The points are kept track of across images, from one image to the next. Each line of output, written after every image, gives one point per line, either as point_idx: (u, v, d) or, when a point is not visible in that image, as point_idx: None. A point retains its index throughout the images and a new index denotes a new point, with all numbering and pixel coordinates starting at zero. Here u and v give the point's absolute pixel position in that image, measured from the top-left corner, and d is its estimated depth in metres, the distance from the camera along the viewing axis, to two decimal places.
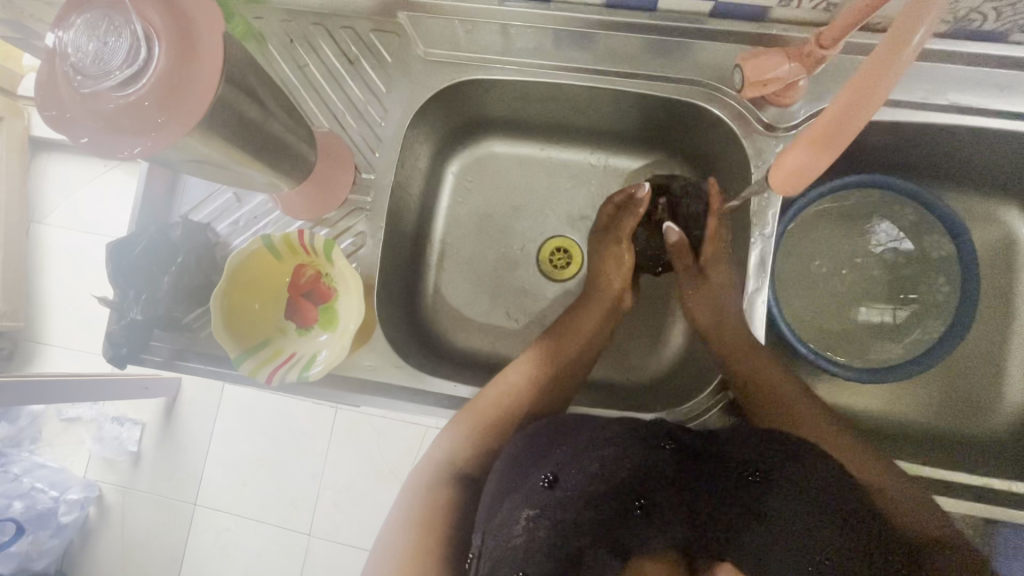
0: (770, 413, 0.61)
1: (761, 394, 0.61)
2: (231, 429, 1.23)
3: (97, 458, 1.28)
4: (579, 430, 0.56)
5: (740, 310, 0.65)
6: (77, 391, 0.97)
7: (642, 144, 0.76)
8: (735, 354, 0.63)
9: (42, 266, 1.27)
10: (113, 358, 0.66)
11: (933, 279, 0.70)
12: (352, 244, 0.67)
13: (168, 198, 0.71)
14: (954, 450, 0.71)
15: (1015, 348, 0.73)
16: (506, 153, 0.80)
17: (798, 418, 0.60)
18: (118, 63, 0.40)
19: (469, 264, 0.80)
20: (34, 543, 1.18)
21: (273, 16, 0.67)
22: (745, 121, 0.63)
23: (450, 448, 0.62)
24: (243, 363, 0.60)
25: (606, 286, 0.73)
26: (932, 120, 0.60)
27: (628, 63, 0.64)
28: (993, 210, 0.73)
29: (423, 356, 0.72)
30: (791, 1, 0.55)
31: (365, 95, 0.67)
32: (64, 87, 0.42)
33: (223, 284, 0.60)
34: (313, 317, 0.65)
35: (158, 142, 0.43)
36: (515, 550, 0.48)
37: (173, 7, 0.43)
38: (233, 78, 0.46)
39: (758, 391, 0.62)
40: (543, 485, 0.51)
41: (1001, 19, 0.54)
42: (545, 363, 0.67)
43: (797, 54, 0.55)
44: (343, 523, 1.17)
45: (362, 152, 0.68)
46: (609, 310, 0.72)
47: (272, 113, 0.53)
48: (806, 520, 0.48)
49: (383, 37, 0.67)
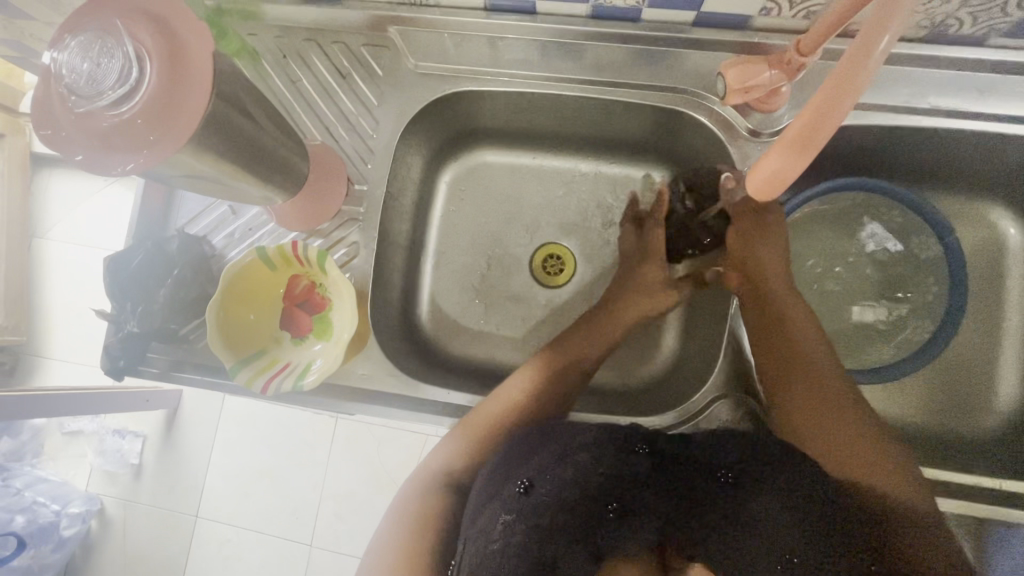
0: (797, 379, 0.59)
1: (791, 371, 0.60)
2: (230, 440, 1.23)
3: (99, 472, 1.28)
4: (558, 435, 0.56)
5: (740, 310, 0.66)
6: (77, 404, 0.98)
7: (632, 151, 0.77)
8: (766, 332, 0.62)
9: (44, 281, 1.28)
10: (110, 370, 0.67)
11: (923, 279, 0.71)
12: (345, 254, 0.68)
13: (164, 212, 0.72)
14: (948, 450, 0.71)
15: (1006, 348, 0.73)
16: (497, 161, 0.81)
17: (823, 396, 0.59)
18: (111, 84, 0.42)
19: (463, 272, 0.81)
20: (36, 557, 1.19)
21: (267, 33, 0.68)
22: (731, 128, 0.64)
23: (446, 454, 0.63)
24: (239, 374, 0.61)
25: (617, 312, 0.71)
26: (915, 123, 0.61)
27: (615, 72, 0.65)
28: (981, 210, 0.74)
29: (418, 364, 0.73)
30: (772, 10, 0.57)
31: (357, 109, 0.69)
32: (59, 107, 0.43)
33: (217, 297, 0.61)
34: (308, 326, 0.66)
35: (150, 160, 0.44)
36: (492, 555, 0.49)
37: (164, 27, 0.44)
38: (223, 94, 0.47)
39: (775, 366, 0.60)
40: (518, 491, 0.52)
41: (977, 24, 0.55)
42: (548, 379, 0.66)
43: (779, 62, 0.55)
44: (345, 532, 1.18)
45: (356, 164, 0.69)
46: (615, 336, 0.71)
47: (263, 127, 0.54)
48: (779, 519, 0.49)
49: (374, 51, 0.68)
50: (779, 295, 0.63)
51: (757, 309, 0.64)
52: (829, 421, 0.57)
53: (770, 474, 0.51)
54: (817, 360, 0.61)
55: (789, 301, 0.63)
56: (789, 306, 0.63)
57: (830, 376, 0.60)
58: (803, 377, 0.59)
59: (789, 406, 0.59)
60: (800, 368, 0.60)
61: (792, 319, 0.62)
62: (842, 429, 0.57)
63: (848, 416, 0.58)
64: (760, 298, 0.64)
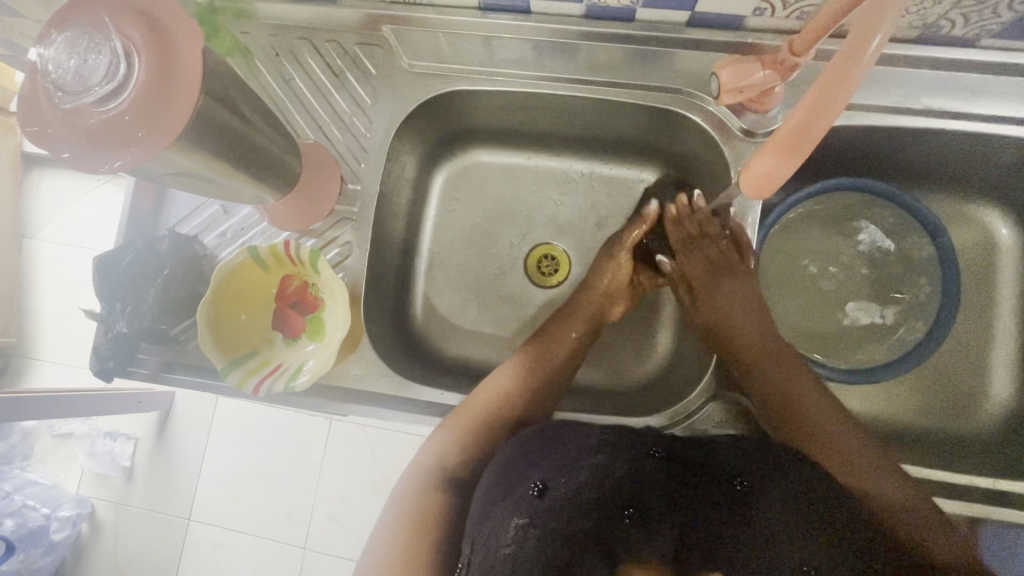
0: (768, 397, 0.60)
1: (765, 382, 0.61)
2: (225, 442, 1.22)
3: (90, 474, 1.27)
4: (568, 441, 0.55)
5: (754, 321, 0.65)
6: (69, 407, 0.97)
7: (626, 152, 0.77)
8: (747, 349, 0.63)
9: (35, 281, 1.27)
10: (100, 371, 0.66)
11: (916, 279, 0.71)
12: (338, 254, 0.68)
13: (156, 211, 0.72)
14: (942, 450, 0.71)
15: (999, 347, 0.74)
16: (491, 161, 0.81)
17: (799, 405, 0.59)
18: (98, 79, 0.41)
19: (458, 272, 0.81)
20: (25, 561, 1.19)
21: (260, 31, 0.68)
22: (724, 128, 0.64)
23: (439, 454, 0.61)
24: (231, 375, 0.61)
25: (591, 300, 0.71)
26: (908, 123, 0.61)
27: (609, 71, 0.65)
28: (973, 212, 0.74)
29: (412, 365, 0.72)
30: (765, 10, 0.56)
31: (350, 108, 0.68)
32: (46, 103, 0.43)
33: (209, 296, 0.61)
34: (300, 326, 0.66)
35: (137, 157, 0.43)
36: (504, 559, 0.48)
37: (153, 22, 0.44)
38: (213, 91, 0.47)
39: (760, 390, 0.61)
40: (532, 494, 0.51)
41: (969, 25, 0.55)
42: (536, 365, 0.66)
43: (773, 62, 0.55)
44: (338, 535, 1.17)
45: (349, 164, 0.68)
46: (593, 320, 0.71)
47: (254, 125, 0.54)
48: (792, 524, 0.49)
49: (367, 50, 0.67)
50: (759, 342, 0.63)
51: (752, 368, 0.62)
52: (830, 447, 0.57)
53: (789, 483, 0.50)
54: (805, 398, 0.59)
55: (769, 347, 0.63)
56: (773, 365, 0.61)
57: (810, 394, 0.59)
58: (779, 399, 0.60)
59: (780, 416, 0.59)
60: (796, 412, 0.59)
61: (774, 361, 0.62)
62: (840, 453, 0.57)
63: (843, 431, 0.58)
64: (733, 333, 0.64)
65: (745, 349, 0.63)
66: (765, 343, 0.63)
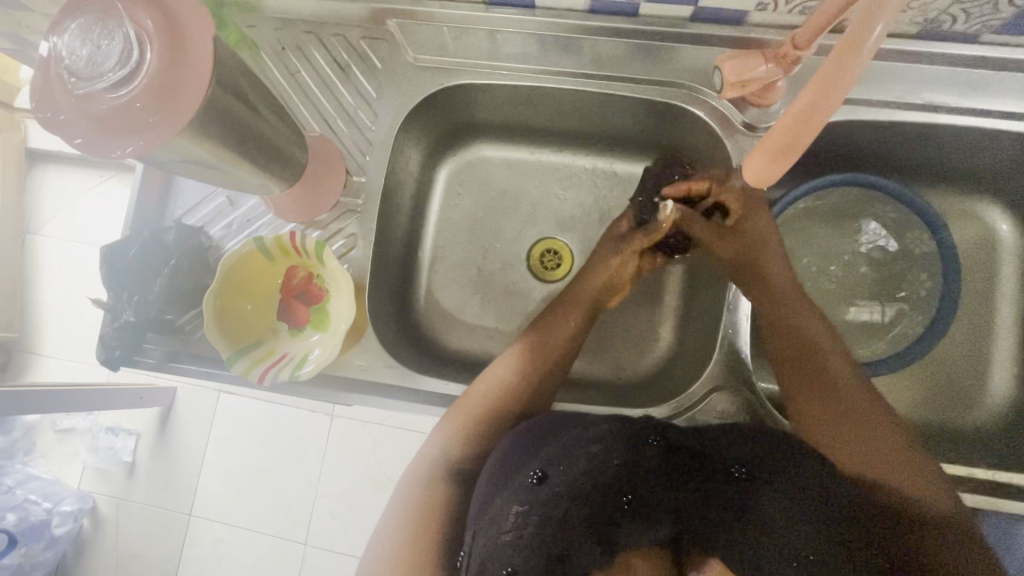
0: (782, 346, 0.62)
1: (779, 328, 0.62)
2: (226, 436, 1.23)
3: (92, 469, 1.28)
4: (563, 433, 0.54)
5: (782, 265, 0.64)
6: (73, 399, 0.98)
7: (629, 146, 0.78)
8: (764, 294, 0.63)
9: (38, 276, 1.28)
10: (107, 360, 0.66)
11: (917, 275, 0.71)
12: (343, 246, 0.68)
13: (162, 202, 0.73)
14: (942, 445, 0.72)
15: (998, 343, 0.74)
16: (494, 155, 0.82)
17: (812, 350, 0.60)
18: (111, 66, 0.42)
19: (460, 266, 0.81)
20: (28, 555, 1.19)
21: (266, 26, 0.69)
22: (725, 122, 0.64)
23: (443, 446, 0.62)
24: (237, 363, 0.61)
25: (586, 288, 0.70)
26: (909, 118, 0.62)
27: (612, 65, 0.66)
28: (974, 208, 0.75)
29: (415, 358, 0.73)
30: (767, 5, 0.57)
31: (355, 100, 0.69)
32: (58, 89, 0.43)
33: (216, 285, 0.61)
34: (306, 317, 0.66)
35: (150, 142, 0.44)
36: (503, 547, 0.49)
37: (164, 11, 0.44)
38: (223, 80, 0.47)
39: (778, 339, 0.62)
40: (531, 481, 0.51)
41: (969, 20, 0.56)
42: (537, 355, 0.66)
43: (775, 56, 0.56)
44: (339, 531, 1.17)
45: (354, 156, 0.69)
46: (592, 306, 0.70)
47: (263, 115, 0.54)
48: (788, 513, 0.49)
49: (373, 44, 0.68)
50: (782, 290, 0.63)
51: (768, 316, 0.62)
52: (841, 393, 0.58)
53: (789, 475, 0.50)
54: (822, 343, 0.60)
55: (792, 299, 0.63)
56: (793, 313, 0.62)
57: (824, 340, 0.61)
58: (801, 347, 0.61)
59: (803, 402, 0.59)
60: (809, 358, 0.60)
61: (792, 309, 0.62)
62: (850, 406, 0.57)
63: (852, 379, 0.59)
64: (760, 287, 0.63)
65: (763, 295, 0.63)
66: (789, 286, 0.63)
